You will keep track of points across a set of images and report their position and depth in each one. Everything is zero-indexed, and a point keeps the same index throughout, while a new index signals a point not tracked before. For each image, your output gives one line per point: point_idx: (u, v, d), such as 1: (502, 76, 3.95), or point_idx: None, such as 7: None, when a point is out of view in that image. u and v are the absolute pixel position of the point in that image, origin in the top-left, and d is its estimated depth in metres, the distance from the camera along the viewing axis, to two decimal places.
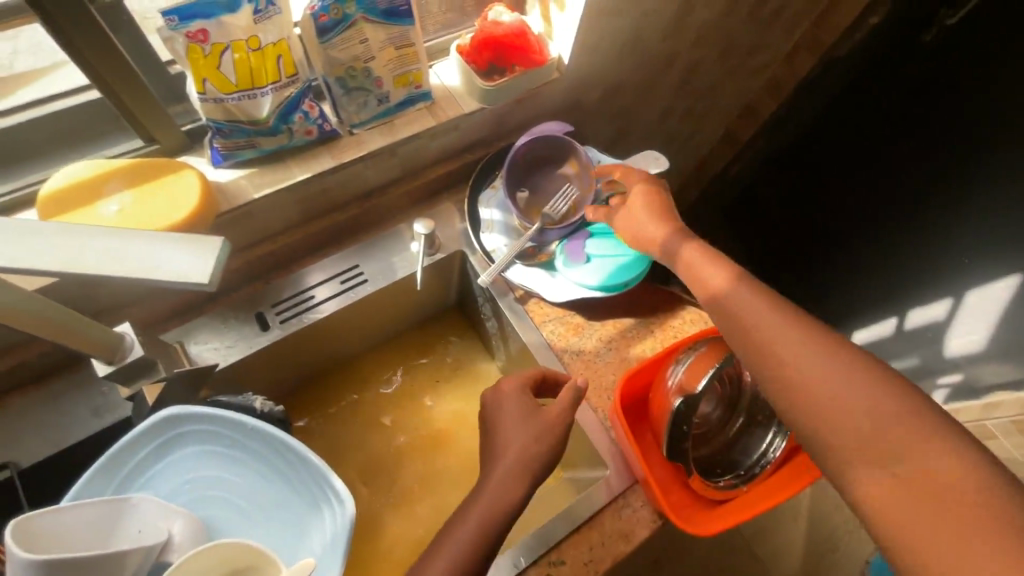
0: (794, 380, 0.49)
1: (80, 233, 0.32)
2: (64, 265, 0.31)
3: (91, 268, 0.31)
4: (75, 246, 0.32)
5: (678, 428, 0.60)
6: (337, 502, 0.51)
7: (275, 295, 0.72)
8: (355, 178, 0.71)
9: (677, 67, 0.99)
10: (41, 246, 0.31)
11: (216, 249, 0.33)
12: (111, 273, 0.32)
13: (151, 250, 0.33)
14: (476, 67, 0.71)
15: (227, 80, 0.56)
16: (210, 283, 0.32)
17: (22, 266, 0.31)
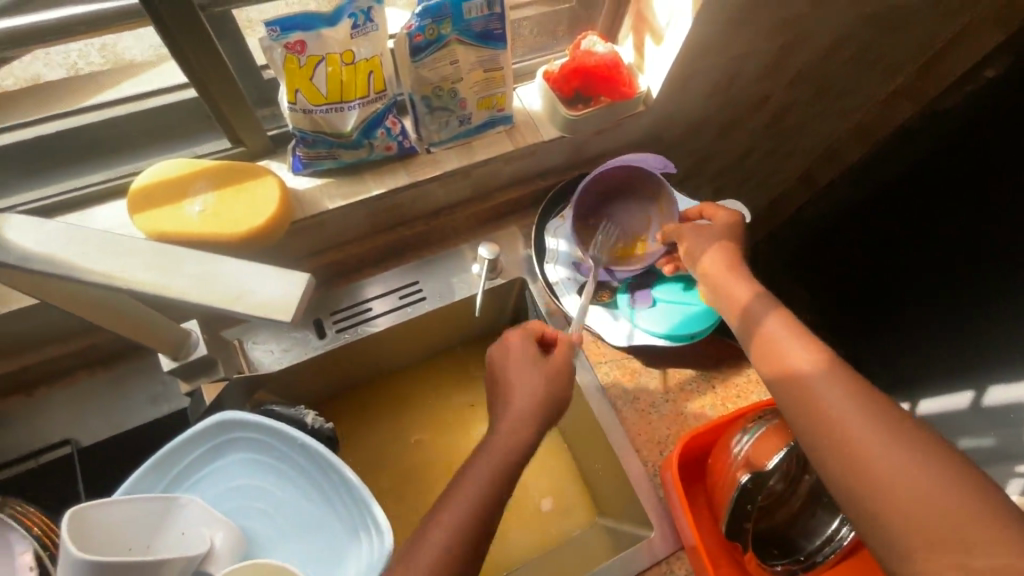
0: (897, 510, 0.40)
1: (177, 253, 0.33)
2: (155, 285, 0.32)
3: (177, 291, 0.31)
4: (170, 268, 0.32)
5: (740, 506, 0.55)
6: (376, 533, 0.50)
7: (333, 304, 0.72)
8: (426, 196, 0.70)
9: (767, 106, 0.94)
10: (139, 264, 0.32)
11: (301, 285, 0.32)
12: (197, 300, 0.31)
13: (238, 280, 0.32)
14: (561, 95, 0.69)
15: (318, 92, 0.56)
16: (288, 321, 0.31)
17: (120, 281, 0.32)
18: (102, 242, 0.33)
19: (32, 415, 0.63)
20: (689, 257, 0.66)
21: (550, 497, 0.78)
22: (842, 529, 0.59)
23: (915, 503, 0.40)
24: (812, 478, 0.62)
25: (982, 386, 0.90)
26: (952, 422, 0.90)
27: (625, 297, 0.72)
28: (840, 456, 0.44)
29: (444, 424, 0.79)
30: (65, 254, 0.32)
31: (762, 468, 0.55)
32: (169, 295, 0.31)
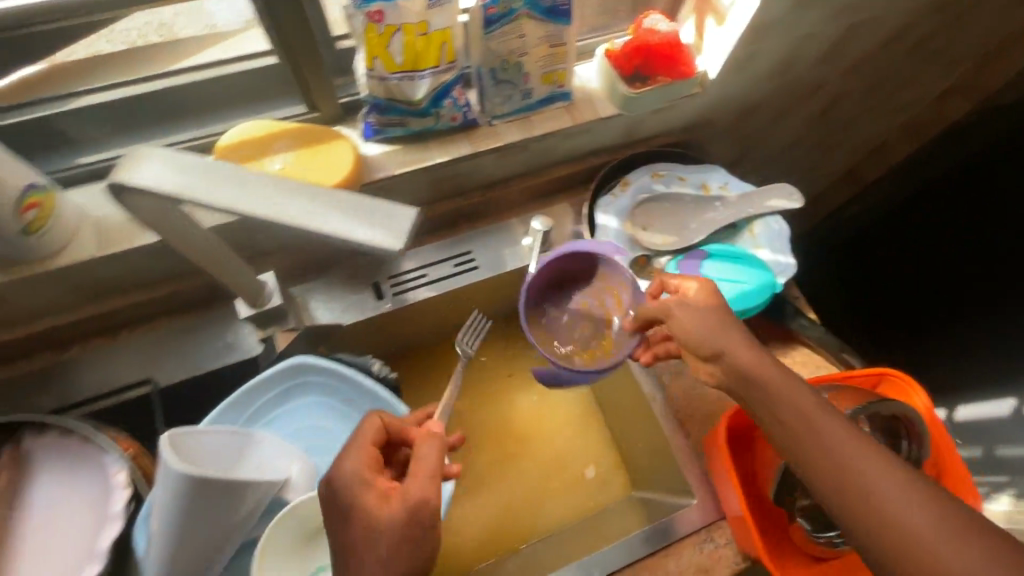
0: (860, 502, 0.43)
1: (295, 187, 0.35)
2: (275, 211, 0.33)
3: (292, 218, 0.33)
4: (288, 198, 0.34)
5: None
6: (438, 475, 0.54)
7: (391, 268, 0.75)
8: (484, 167, 0.73)
9: (819, 95, 0.94)
10: (261, 192, 0.34)
11: (406, 222, 0.34)
12: (307, 228, 0.33)
13: (345, 212, 0.34)
14: (621, 72, 0.71)
15: (393, 61, 0.59)
16: (399, 249, 0.33)
17: (242, 206, 0.34)
18: (223, 173, 0.35)
19: (114, 356, 0.67)
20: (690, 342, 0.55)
21: (592, 465, 0.81)
22: None
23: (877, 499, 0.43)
24: None
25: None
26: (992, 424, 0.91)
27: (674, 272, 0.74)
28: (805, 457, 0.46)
29: (489, 395, 0.83)
30: (193, 181, 0.34)
31: None
32: (283, 223, 0.33)
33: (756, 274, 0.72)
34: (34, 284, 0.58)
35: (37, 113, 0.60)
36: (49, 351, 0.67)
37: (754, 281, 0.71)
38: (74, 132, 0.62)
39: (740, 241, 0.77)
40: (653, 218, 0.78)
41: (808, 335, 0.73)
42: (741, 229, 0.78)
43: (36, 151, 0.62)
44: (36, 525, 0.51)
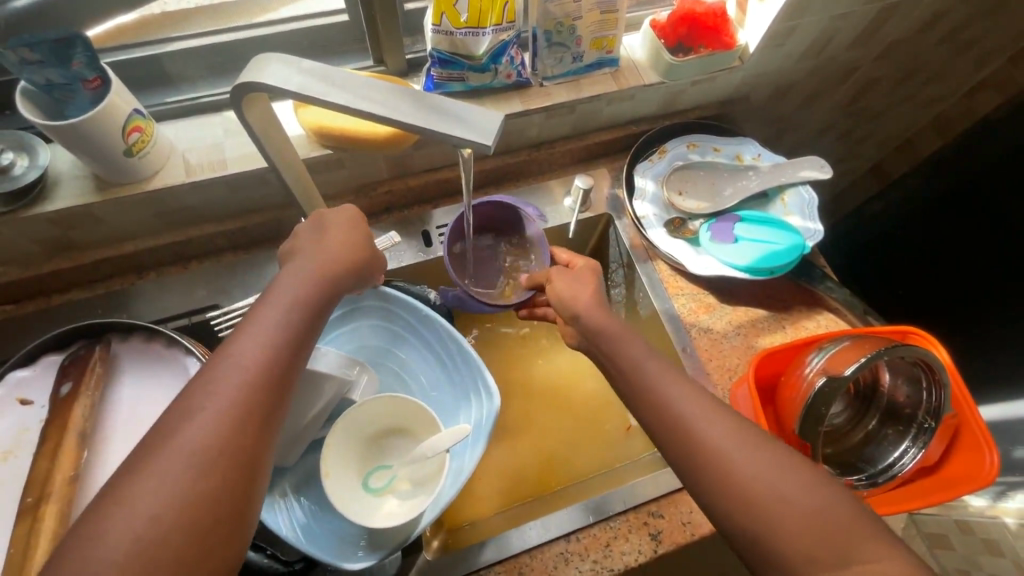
0: (723, 449, 0.47)
1: (399, 92, 0.42)
2: (385, 112, 0.41)
3: (398, 115, 0.41)
4: (393, 100, 0.41)
5: (807, 413, 0.60)
6: (485, 396, 0.58)
7: (439, 217, 0.80)
8: (533, 126, 0.78)
9: (851, 81, 0.98)
10: (373, 96, 0.41)
11: (496, 123, 0.41)
12: (413, 125, 0.40)
13: (443, 114, 0.41)
14: (666, 42, 0.75)
15: (460, 17, 0.64)
16: (490, 144, 0.40)
17: (357, 108, 0.41)
18: (340, 79, 0.42)
19: (184, 283, 0.73)
20: (559, 304, 0.62)
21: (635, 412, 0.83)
22: (908, 453, 0.62)
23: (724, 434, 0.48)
24: (883, 402, 0.68)
25: None
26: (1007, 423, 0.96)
27: (706, 233, 0.78)
28: (682, 407, 0.51)
29: (529, 350, 0.89)
30: (310, 82, 0.41)
31: (836, 375, 0.59)
32: (394, 118, 0.41)
33: (787, 236, 0.75)
34: (130, 205, 0.64)
35: (142, 53, 0.66)
36: (133, 275, 0.74)
37: (785, 242, 0.75)
38: (171, 72, 0.69)
39: (772, 209, 0.81)
40: (687, 185, 0.82)
41: (833, 296, 0.77)
42: (772, 198, 0.81)
43: (136, 87, 0.68)
44: (122, 417, 0.54)
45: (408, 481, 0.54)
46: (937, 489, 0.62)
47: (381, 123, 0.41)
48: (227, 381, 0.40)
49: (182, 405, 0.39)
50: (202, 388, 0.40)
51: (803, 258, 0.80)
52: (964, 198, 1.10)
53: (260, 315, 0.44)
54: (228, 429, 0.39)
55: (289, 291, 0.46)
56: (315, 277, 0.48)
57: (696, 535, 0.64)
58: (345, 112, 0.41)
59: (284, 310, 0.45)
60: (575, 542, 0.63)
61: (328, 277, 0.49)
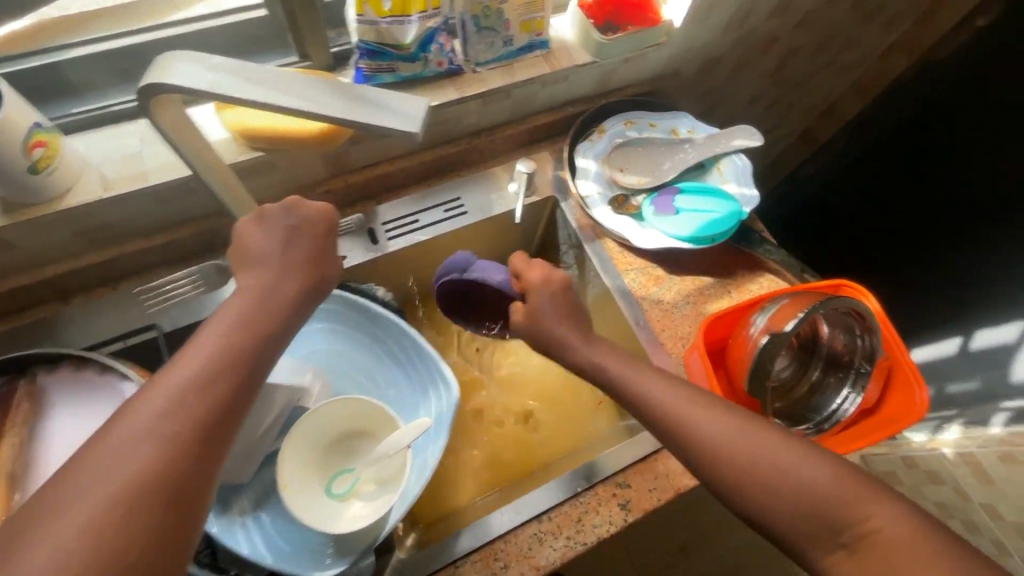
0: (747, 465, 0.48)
1: (319, 86, 0.41)
2: (306, 107, 0.39)
3: (319, 109, 0.39)
4: (314, 93, 0.40)
5: (758, 370, 0.63)
6: (444, 387, 0.57)
7: (384, 214, 0.79)
8: (470, 114, 0.77)
9: (775, 50, 1.02)
10: (292, 92, 0.40)
11: (422, 110, 0.40)
12: (337, 118, 0.39)
13: (366, 103, 0.40)
14: (594, 21, 0.76)
15: (382, 5, 0.62)
16: (417, 132, 0.39)
17: (274, 103, 0.39)
18: (254, 74, 0.40)
19: (114, 305, 0.69)
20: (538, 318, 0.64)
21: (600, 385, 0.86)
22: (848, 399, 0.67)
23: (751, 455, 0.48)
24: (824, 352, 0.71)
25: (968, 332, 1.06)
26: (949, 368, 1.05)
27: (650, 207, 0.80)
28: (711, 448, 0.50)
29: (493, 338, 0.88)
30: (220, 77, 0.39)
31: (779, 331, 0.62)
32: (315, 113, 0.39)
33: (725, 204, 0.78)
34: (42, 226, 0.60)
35: (39, 62, 0.61)
36: (57, 301, 0.69)
37: (723, 210, 0.77)
38: (75, 80, 0.64)
39: (709, 178, 0.83)
40: (628, 164, 0.84)
41: (772, 258, 0.80)
42: (709, 168, 0.84)
43: (35, 99, 0.63)
44: (56, 452, 0.51)
45: (373, 482, 0.53)
46: (875, 429, 0.67)
47: (301, 117, 0.40)
48: (174, 385, 0.38)
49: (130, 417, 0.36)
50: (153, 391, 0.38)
51: (741, 224, 0.83)
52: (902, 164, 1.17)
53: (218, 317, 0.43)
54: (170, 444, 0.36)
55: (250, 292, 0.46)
56: (269, 277, 0.47)
57: (663, 500, 0.67)
58: (263, 109, 0.39)
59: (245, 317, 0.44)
60: (548, 521, 0.65)
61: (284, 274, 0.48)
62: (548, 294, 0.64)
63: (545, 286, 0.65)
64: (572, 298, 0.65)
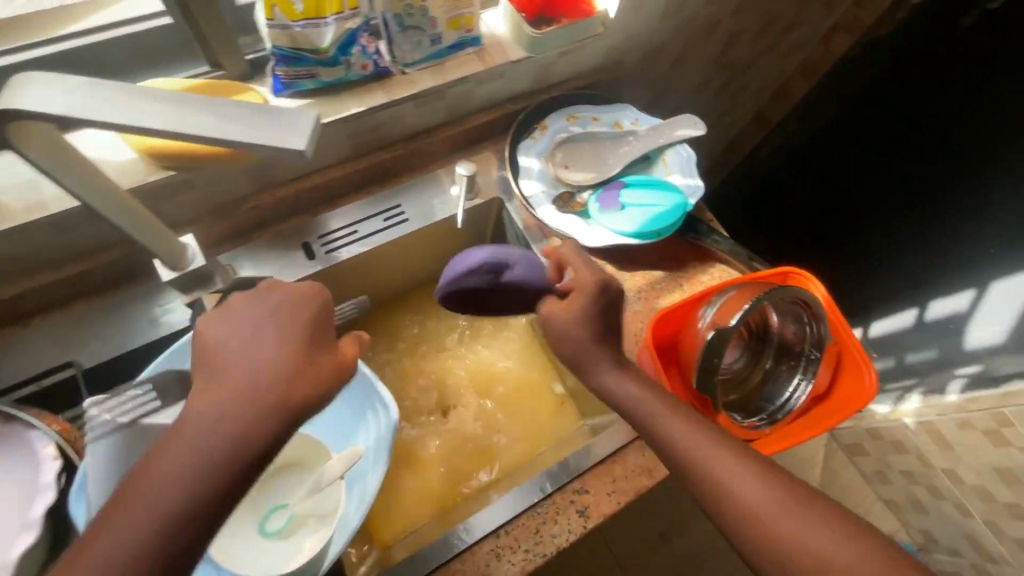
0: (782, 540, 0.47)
1: (199, 103, 0.38)
2: (185, 129, 0.37)
3: (199, 129, 0.36)
4: (194, 113, 0.37)
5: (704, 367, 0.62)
6: (382, 409, 0.54)
7: (321, 227, 0.75)
8: (404, 117, 0.74)
9: (716, 36, 1.01)
10: (169, 112, 0.37)
11: (311, 122, 0.37)
12: (220, 138, 0.37)
13: (252, 120, 0.37)
14: (526, 15, 0.74)
15: (293, 8, 0.58)
16: (306, 148, 0.36)
17: (151, 126, 0.36)
18: (129, 96, 0.38)
19: (23, 345, 0.63)
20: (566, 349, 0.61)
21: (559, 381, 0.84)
22: (799, 387, 0.67)
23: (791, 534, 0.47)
24: (774, 340, 0.70)
25: (923, 303, 1.15)
26: (906, 338, 1.19)
27: (595, 203, 0.78)
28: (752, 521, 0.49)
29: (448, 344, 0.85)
30: (89, 102, 0.37)
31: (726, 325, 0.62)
32: (195, 135, 0.37)
33: (670, 196, 0.77)
34: None
35: None
36: None
37: (669, 203, 0.76)
38: None
39: (655, 170, 0.82)
40: (572, 160, 0.82)
41: (720, 248, 0.80)
42: (655, 160, 0.83)
43: None
44: None
45: (309, 515, 0.50)
46: (826, 416, 0.67)
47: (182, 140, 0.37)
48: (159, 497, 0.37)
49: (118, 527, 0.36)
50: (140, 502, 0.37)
51: (688, 215, 0.82)
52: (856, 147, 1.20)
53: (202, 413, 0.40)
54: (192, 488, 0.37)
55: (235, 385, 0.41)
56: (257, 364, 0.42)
57: (621, 503, 0.65)
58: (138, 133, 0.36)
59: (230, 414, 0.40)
60: (505, 535, 0.63)
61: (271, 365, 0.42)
62: (594, 299, 0.60)
63: (592, 289, 0.61)
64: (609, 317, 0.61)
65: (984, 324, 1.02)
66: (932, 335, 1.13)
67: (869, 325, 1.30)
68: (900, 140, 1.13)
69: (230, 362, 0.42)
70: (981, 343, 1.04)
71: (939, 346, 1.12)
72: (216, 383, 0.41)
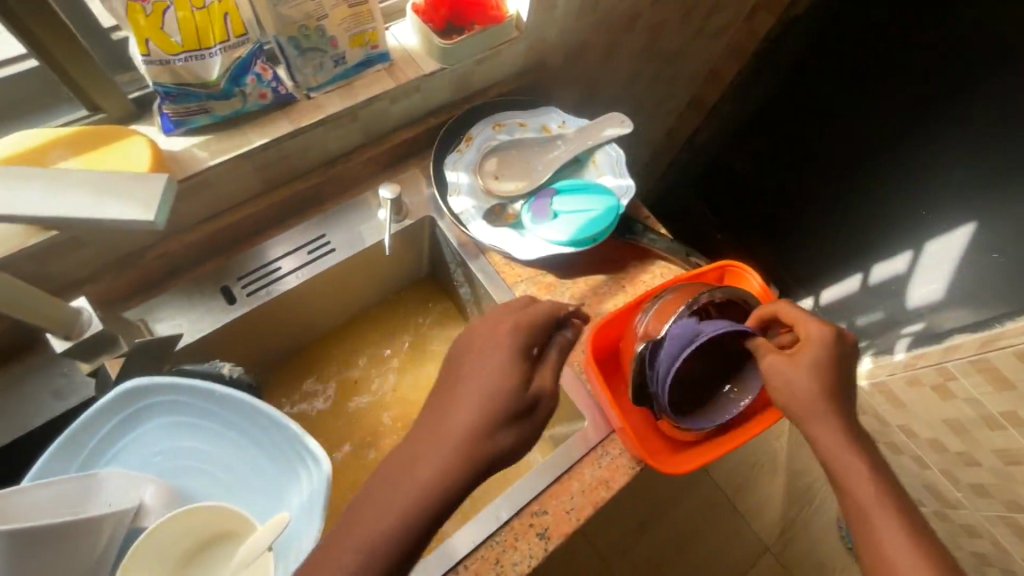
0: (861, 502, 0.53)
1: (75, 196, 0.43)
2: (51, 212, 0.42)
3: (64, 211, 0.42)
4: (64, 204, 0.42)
5: (638, 373, 0.63)
6: (314, 464, 0.51)
7: (239, 269, 0.71)
8: (315, 144, 0.70)
9: (639, 29, 1.00)
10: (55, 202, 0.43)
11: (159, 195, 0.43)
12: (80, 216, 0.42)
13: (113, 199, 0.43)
14: (433, 26, 0.71)
15: (172, 41, 0.54)
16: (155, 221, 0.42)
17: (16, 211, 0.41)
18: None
19: None
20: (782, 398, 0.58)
21: None
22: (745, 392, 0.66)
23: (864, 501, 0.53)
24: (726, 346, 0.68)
25: (865, 268, 1.17)
26: (851, 302, 1.21)
27: (528, 214, 0.76)
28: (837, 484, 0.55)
29: (396, 369, 0.82)
30: None
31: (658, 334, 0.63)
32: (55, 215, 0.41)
33: (602, 200, 0.75)
34: None
35: None
36: None
37: (601, 206, 0.75)
38: None
39: (586, 173, 0.81)
40: (502, 171, 0.80)
41: (658, 247, 0.79)
42: (586, 162, 0.81)
43: None
44: None
45: None
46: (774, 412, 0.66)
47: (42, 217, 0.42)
48: (422, 480, 0.46)
49: (389, 489, 0.46)
50: (407, 479, 0.46)
51: (625, 216, 0.81)
52: (789, 129, 1.21)
53: (461, 416, 0.49)
54: (445, 474, 0.46)
55: (484, 399, 0.49)
56: (492, 390, 0.50)
57: (581, 520, 0.64)
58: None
59: (474, 426, 0.48)
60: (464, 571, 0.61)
61: (500, 403, 0.49)
62: (819, 348, 0.58)
63: (830, 345, 0.58)
64: (840, 373, 0.58)
65: (924, 283, 1.05)
66: (877, 298, 1.16)
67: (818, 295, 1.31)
68: (824, 116, 1.14)
69: (471, 379, 0.51)
70: (923, 301, 1.07)
71: (884, 307, 1.15)
72: (454, 391, 0.51)
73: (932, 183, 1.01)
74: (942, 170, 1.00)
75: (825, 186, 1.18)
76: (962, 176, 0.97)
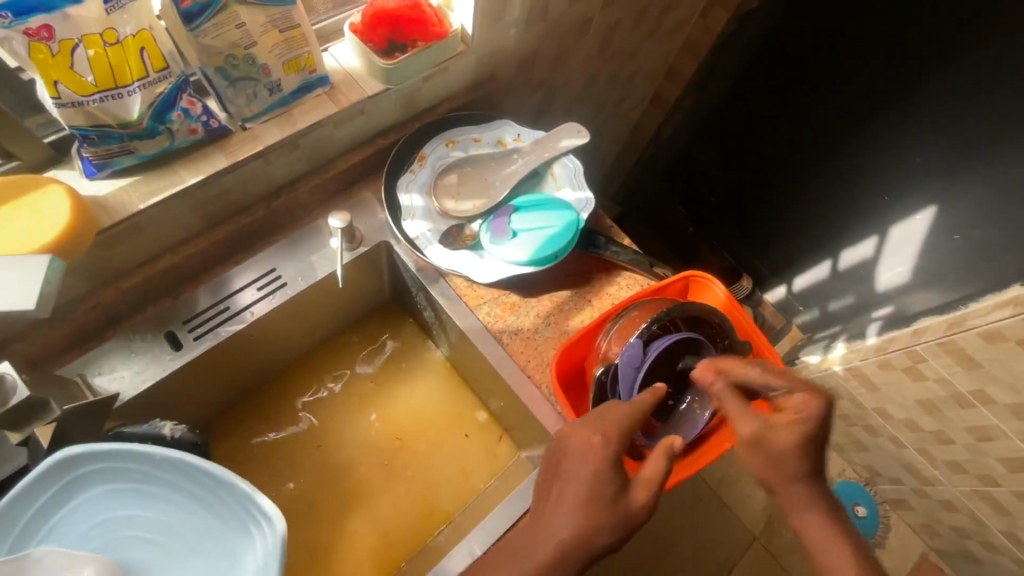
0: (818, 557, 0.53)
1: None
2: None
3: None
4: None
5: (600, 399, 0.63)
6: (267, 522, 0.48)
7: (184, 312, 0.67)
8: (255, 175, 0.66)
9: (592, 32, 0.98)
10: None
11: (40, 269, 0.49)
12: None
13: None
14: (373, 45, 0.68)
15: (84, 81, 0.50)
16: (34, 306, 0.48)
17: None
18: None
19: None
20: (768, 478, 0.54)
21: (482, 407, 0.81)
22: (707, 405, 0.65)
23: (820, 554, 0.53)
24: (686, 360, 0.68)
25: (834, 255, 1.20)
26: (824, 289, 1.24)
27: (487, 234, 0.74)
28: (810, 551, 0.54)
29: (361, 400, 0.79)
30: None
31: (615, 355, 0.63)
32: None
33: (561, 215, 0.74)
34: None
35: None
36: None
37: (560, 222, 0.73)
38: None
39: (545, 186, 0.79)
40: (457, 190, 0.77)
41: (621, 259, 0.77)
42: (544, 175, 0.80)
43: None
44: None
45: None
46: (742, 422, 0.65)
47: None
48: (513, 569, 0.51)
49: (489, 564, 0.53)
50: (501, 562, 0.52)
51: (586, 228, 0.79)
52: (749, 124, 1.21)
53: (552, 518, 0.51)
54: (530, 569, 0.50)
55: (578, 505, 0.50)
56: (588, 501, 0.50)
57: None
58: None
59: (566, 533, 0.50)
60: None
61: (594, 516, 0.50)
62: (796, 429, 0.53)
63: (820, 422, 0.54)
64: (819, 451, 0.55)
65: (891, 266, 1.07)
66: (849, 282, 1.17)
67: (790, 283, 1.33)
68: (783, 111, 1.14)
69: (569, 481, 0.52)
70: (891, 283, 1.08)
71: (854, 292, 1.17)
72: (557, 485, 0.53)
73: (896, 169, 1.02)
74: (900, 159, 1.01)
75: (790, 177, 1.19)
76: (924, 164, 0.97)
